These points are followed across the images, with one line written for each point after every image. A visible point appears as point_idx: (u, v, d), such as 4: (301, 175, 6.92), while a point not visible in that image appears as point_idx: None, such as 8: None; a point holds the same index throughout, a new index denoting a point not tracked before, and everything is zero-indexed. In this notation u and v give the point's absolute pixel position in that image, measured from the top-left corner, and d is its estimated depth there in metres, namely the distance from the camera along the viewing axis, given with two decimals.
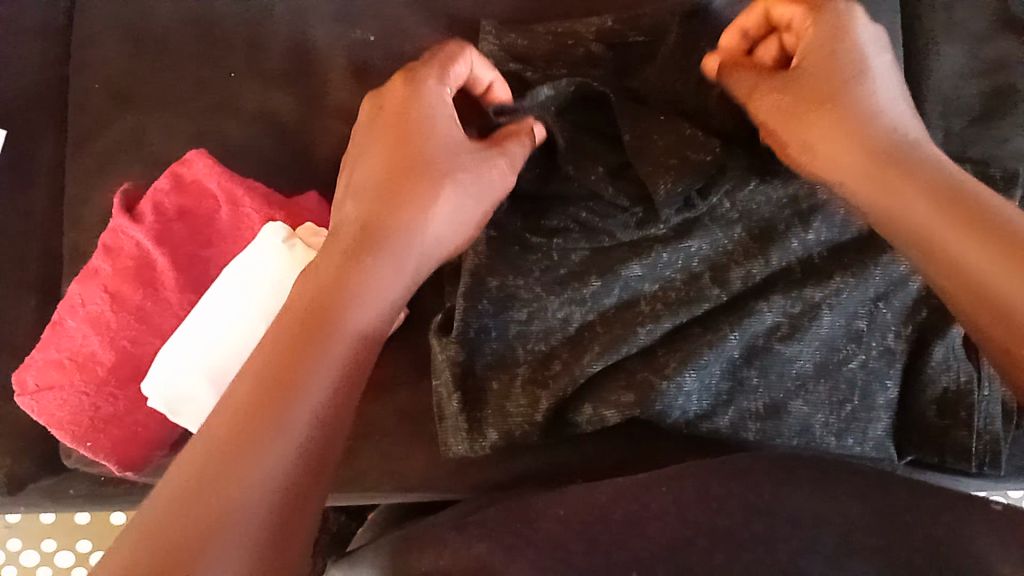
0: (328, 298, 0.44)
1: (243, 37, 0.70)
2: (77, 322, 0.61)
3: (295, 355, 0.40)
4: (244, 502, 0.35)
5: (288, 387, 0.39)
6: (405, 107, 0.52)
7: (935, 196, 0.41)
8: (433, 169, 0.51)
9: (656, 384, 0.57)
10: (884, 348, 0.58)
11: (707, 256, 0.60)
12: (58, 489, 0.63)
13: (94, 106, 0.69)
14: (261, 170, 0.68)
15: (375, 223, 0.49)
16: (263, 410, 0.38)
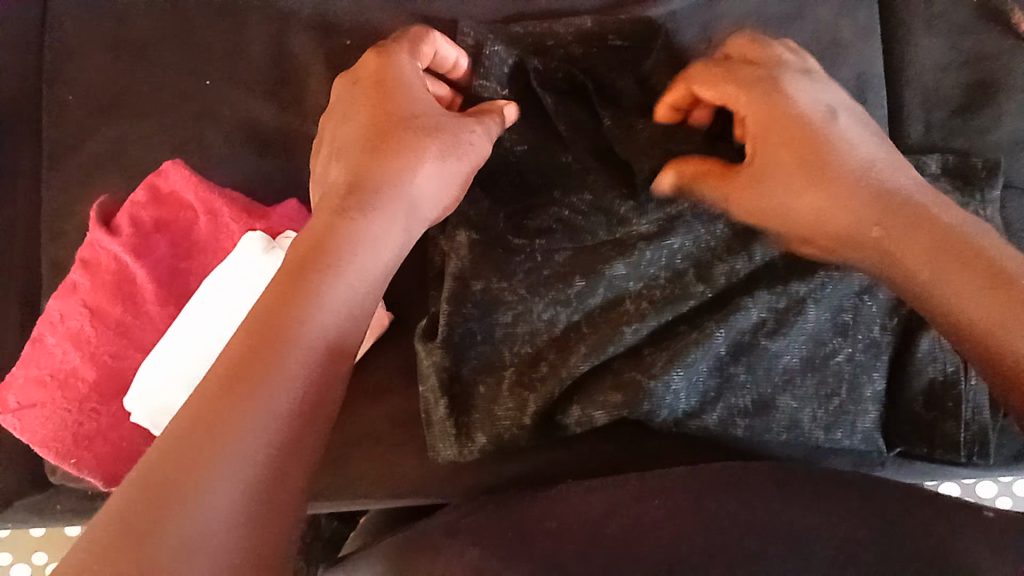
0: (304, 268, 0.41)
1: (218, 43, 0.70)
2: (58, 338, 0.61)
3: (268, 330, 0.38)
4: (216, 479, 0.32)
5: (265, 363, 0.36)
6: (386, 74, 0.52)
7: (955, 258, 0.41)
8: (412, 133, 0.49)
9: (644, 384, 0.55)
10: (870, 341, 0.56)
11: (689, 252, 0.56)
12: (47, 503, 0.70)
13: (74, 118, 0.69)
14: (244, 180, 0.69)
15: (362, 182, 0.47)
16: (233, 384, 0.35)
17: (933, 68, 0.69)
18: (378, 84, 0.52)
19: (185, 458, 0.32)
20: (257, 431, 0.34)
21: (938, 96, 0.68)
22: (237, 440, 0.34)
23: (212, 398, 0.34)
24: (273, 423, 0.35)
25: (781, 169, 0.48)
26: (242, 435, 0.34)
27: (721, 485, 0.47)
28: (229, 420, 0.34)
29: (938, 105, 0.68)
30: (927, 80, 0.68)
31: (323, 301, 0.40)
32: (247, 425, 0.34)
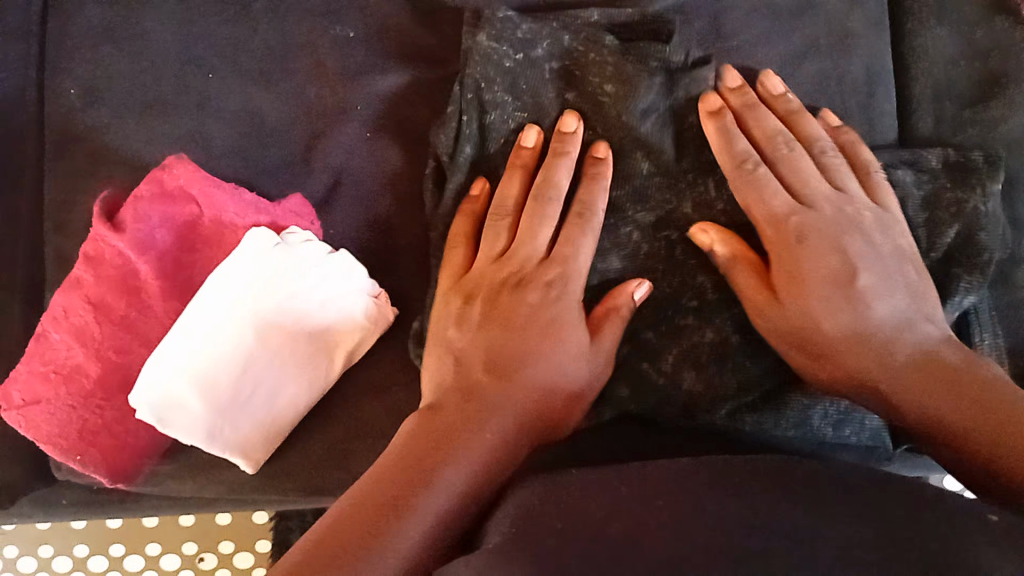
0: (478, 399, 0.50)
1: (223, 36, 0.70)
2: (61, 334, 0.61)
3: (440, 436, 0.48)
4: (416, 518, 0.44)
5: (447, 452, 0.47)
6: (515, 263, 0.57)
7: (963, 400, 0.47)
8: (564, 317, 0.55)
9: (652, 378, 0.58)
10: None
11: (689, 241, 0.60)
12: (51, 497, 0.71)
13: (75, 109, 0.69)
14: (246, 170, 0.68)
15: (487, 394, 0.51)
16: (416, 464, 0.46)
17: (943, 61, 0.68)
18: (516, 263, 0.57)
19: (389, 502, 0.44)
20: (444, 492, 0.45)
21: (951, 87, 0.67)
22: (426, 500, 0.44)
23: (402, 468, 0.46)
24: (454, 494, 0.46)
25: (801, 283, 0.53)
26: (429, 496, 0.45)
27: (716, 473, 0.45)
28: (417, 484, 0.45)
29: (949, 96, 0.67)
30: (938, 72, 0.68)
31: (451, 466, 0.46)
32: (434, 489, 0.45)
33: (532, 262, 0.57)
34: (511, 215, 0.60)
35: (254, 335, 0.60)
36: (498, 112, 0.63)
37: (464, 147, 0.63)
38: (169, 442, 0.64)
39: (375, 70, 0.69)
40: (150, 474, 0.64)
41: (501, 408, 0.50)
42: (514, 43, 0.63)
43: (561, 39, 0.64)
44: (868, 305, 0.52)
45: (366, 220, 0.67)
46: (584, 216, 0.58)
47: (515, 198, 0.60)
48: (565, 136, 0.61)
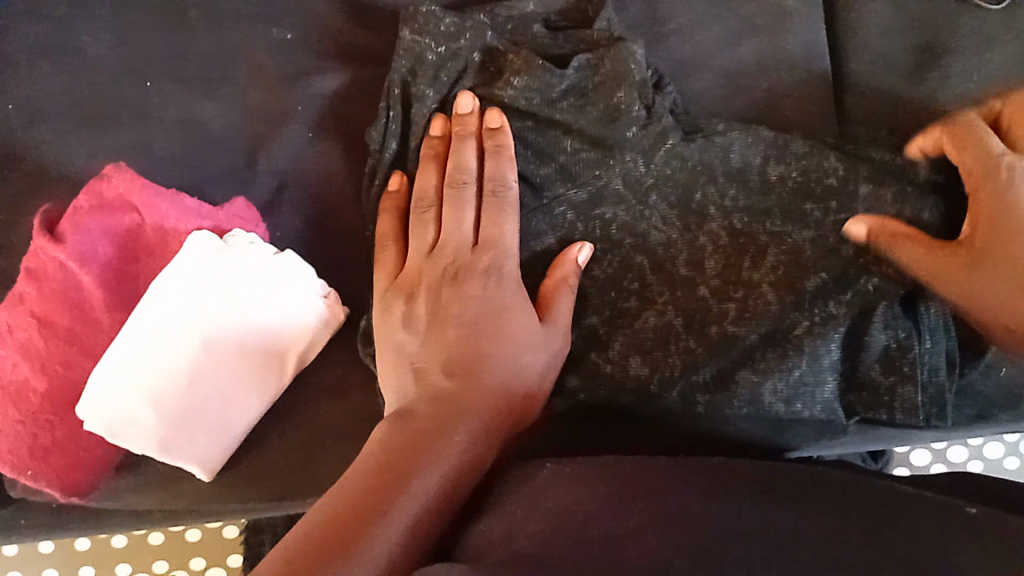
0: (448, 401, 0.50)
1: (161, 44, 0.69)
2: (6, 350, 0.60)
3: (413, 439, 0.48)
4: (396, 516, 0.43)
5: (420, 453, 0.47)
6: (445, 257, 0.57)
7: None
8: (510, 307, 0.55)
9: (601, 367, 0.60)
10: (827, 314, 0.57)
11: (623, 222, 0.62)
12: (10, 520, 0.70)
13: (9, 126, 0.68)
14: (187, 182, 0.66)
15: (457, 395, 0.51)
16: (391, 466, 0.46)
17: (879, 34, 0.70)
18: (448, 254, 0.58)
19: (369, 503, 0.44)
20: (421, 490, 0.45)
21: (887, 60, 0.69)
22: (405, 500, 0.44)
23: (378, 472, 0.46)
24: (430, 494, 0.45)
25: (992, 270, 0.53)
26: (406, 494, 0.45)
27: (688, 479, 0.46)
28: (392, 485, 0.45)
29: (886, 69, 0.69)
30: (875, 45, 0.70)
31: (426, 470, 0.46)
32: (410, 489, 0.45)
33: (463, 250, 0.57)
34: (434, 203, 0.60)
35: (203, 346, 0.60)
36: (418, 104, 0.64)
37: (390, 142, 0.64)
38: (123, 456, 0.63)
39: (317, 70, 0.69)
40: (107, 489, 0.63)
41: (469, 412, 0.50)
42: (436, 35, 0.65)
43: (482, 33, 0.65)
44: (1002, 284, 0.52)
45: (316, 222, 0.67)
46: (495, 193, 0.59)
47: (434, 189, 0.60)
48: (471, 122, 0.61)
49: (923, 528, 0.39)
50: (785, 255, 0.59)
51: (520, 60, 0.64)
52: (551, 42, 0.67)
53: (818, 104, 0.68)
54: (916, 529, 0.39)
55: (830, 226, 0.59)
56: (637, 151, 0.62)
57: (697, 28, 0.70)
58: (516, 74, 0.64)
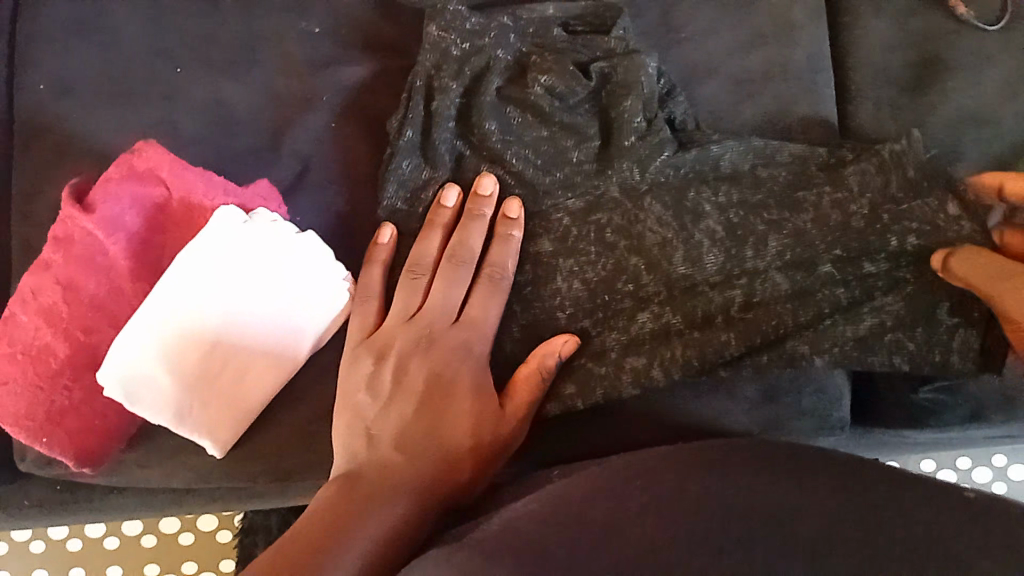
0: (405, 449, 0.54)
1: (192, 29, 0.72)
2: (29, 315, 0.61)
3: (372, 477, 0.52)
4: (357, 538, 0.47)
5: (380, 492, 0.51)
6: (426, 323, 0.61)
7: None
8: (470, 362, 0.60)
9: (596, 370, 0.62)
10: (862, 276, 0.62)
11: (619, 226, 0.65)
12: (16, 494, 0.70)
13: (41, 105, 0.70)
14: (213, 160, 0.69)
15: (408, 447, 0.54)
16: (347, 501, 0.50)
17: (881, 49, 0.73)
18: (425, 323, 0.61)
19: (327, 527, 0.47)
20: (378, 520, 0.48)
21: (888, 75, 0.72)
22: (360, 524, 0.48)
23: (337, 506, 0.49)
24: (388, 520, 0.49)
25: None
26: (362, 520, 0.48)
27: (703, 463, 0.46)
28: (349, 515, 0.48)
29: (886, 81, 0.72)
30: (877, 58, 0.73)
31: (375, 515, 0.49)
32: (367, 518, 0.48)
33: (442, 324, 0.61)
34: (427, 271, 0.63)
35: (215, 330, 0.61)
36: (442, 96, 0.67)
37: (407, 129, 0.66)
38: (137, 427, 0.64)
39: (341, 63, 0.72)
40: (118, 460, 0.64)
41: (426, 459, 0.54)
42: (462, 33, 0.68)
43: (504, 37, 0.69)
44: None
45: (332, 208, 0.68)
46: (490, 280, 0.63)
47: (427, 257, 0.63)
48: (477, 208, 0.64)
49: (932, 496, 0.40)
50: (787, 242, 0.63)
51: (546, 64, 0.67)
52: (569, 45, 0.70)
53: (820, 114, 0.71)
54: (922, 498, 0.40)
55: (827, 209, 0.63)
56: (634, 160, 0.65)
57: (708, 35, 0.73)
58: (542, 73, 0.67)
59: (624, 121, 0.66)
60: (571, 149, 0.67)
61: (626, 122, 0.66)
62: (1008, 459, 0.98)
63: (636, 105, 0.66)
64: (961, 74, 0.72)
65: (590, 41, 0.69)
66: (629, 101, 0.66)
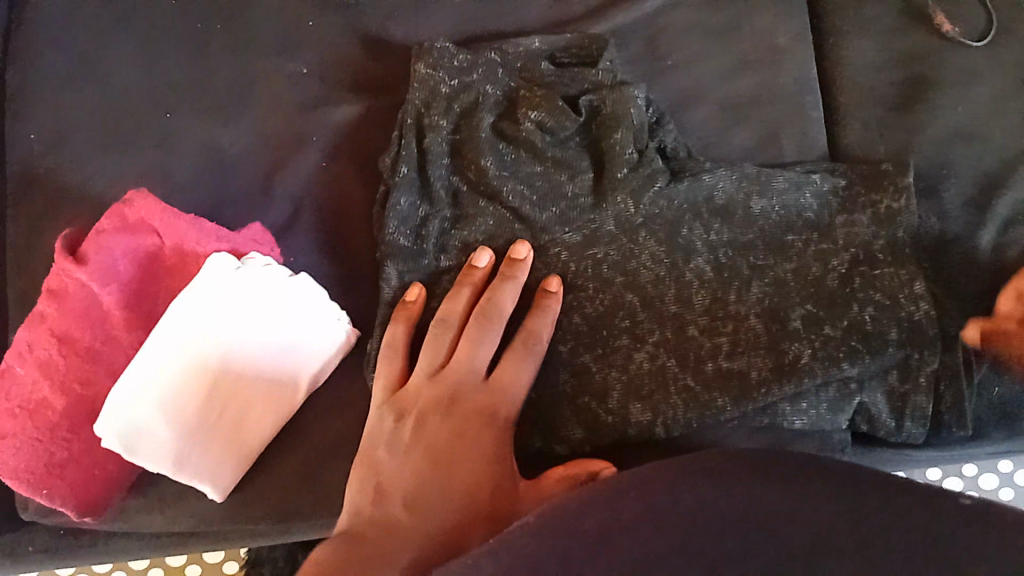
0: (413, 502, 0.54)
1: (182, 76, 0.73)
2: (27, 368, 0.62)
3: (382, 526, 0.52)
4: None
5: (384, 549, 0.50)
6: (450, 380, 0.60)
7: None
8: (484, 404, 0.60)
9: (601, 417, 0.63)
10: (860, 322, 0.62)
11: (615, 261, 0.65)
12: (20, 542, 0.70)
13: (33, 155, 0.71)
14: (205, 204, 0.69)
15: (418, 501, 0.54)
16: (349, 557, 0.50)
17: (868, 69, 0.73)
18: (451, 380, 0.60)
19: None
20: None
21: (876, 95, 0.72)
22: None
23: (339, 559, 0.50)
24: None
25: None
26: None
27: None
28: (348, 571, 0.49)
29: (874, 102, 0.72)
30: (864, 80, 0.73)
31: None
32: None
33: (467, 381, 0.60)
34: (455, 329, 0.62)
35: (209, 382, 0.61)
36: (432, 134, 0.67)
37: (401, 166, 0.67)
38: (137, 474, 0.64)
39: (329, 102, 0.73)
40: (120, 507, 0.64)
41: (434, 512, 0.53)
42: (450, 71, 0.69)
43: (491, 72, 0.70)
44: None
45: (326, 248, 0.69)
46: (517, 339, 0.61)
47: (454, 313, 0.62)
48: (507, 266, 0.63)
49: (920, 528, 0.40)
50: (772, 286, 0.64)
51: (534, 100, 0.68)
52: (557, 79, 0.70)
53: (810, 137, 0.71)
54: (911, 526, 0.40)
55: (813, 258, 0.64)
56: (632, 190, 0.65)
57: (695, 63, 0.73)
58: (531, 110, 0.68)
59: (615, 155, 0.66)
60: (565, 184, 0.67)
61: (618, 155, 0.66)
62: (1014, 463, 0.98)
63: (625, 138, 0.66)
64: (950, 89, 0.71)
65: (576, 75, 0.70)
66: (620, 134, 0.67)
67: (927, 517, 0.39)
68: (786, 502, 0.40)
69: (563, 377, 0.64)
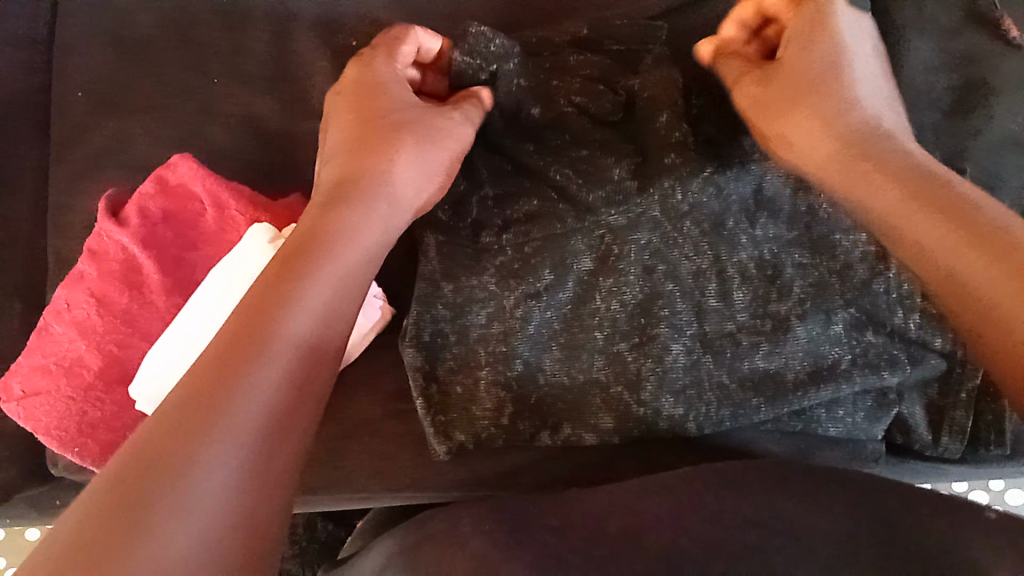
0: (291, 253, 0.48)
1: (226, 43, 0.75)
2: (64, 327, 0.64)
3: (236, 348, 0.41)
4: (194, 510, 0.35)
5: (281, 282, 0.45)
6: (348, 101, 0.61)
7: (902, 186, 0.47)
8: (341, 233, 0.51)
9: (632, 410, 0.62)
10: (902, 327, 0.58)
11: (656, 248, 0.62)
12: (46, 501, 0.71)
13: (79, 115, 0.75)
14: (243, 173, 0.74)
15: (316, 231, 0.50)
16: (159, 464, 0.35)
17: (924, 71, 0.71)
18: (337, 132, 0.60)
19: (130, 514, 0.33)
20: (246, 410, 0.39)
21: (931, 99, 0.70)
22: (205, 472, 0.36)
23: (144, 463, 0.35)
24: (258, 414, 0.39)
25: (772, 108, 0.57)
26: (206, 461, 0.36)
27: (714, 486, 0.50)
28: (169, 476, 0.35)
29: (928, 105, 0.70)
30: (920, 82, 0.71)
31: (273, 357, 0.42)
32: (218, 442, 0.37)
33: (355, 109, 0.60)
34: (342, 87, 0.63)
35: None
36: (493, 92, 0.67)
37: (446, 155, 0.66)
38: None
39: None
40: None
41: (317, 223, 0.51)
42: (485, 57, 0.67)
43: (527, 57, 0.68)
44: (853, 116, 0.53)
45: None
46: (429, 131, 0.60)
47: (381, 114, 0.59)
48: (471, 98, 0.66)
49: (954, 559, 0.40)
50: (813, 289, 0.60)
51: (574, 86, 0.67)
52: (591, 63, 0.69)
53: None
54: (944, 559, 0.40)
55: (861, 259, 0.59)
56: (675, 176, 0.60)
57: None
58: (574, 98, 0.67)
59: (657, 133, 0.62)
60: (609, 165, 0.63)
61: (662, 134, 0.62)
62: None
63: (668, 121, 0.62)
64: (1010, 97, 0.70)
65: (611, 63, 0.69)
66: (670, 111, 0.63)
67: (932, 538, 0.42)
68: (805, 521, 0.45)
69: (597, 364, 0.63)
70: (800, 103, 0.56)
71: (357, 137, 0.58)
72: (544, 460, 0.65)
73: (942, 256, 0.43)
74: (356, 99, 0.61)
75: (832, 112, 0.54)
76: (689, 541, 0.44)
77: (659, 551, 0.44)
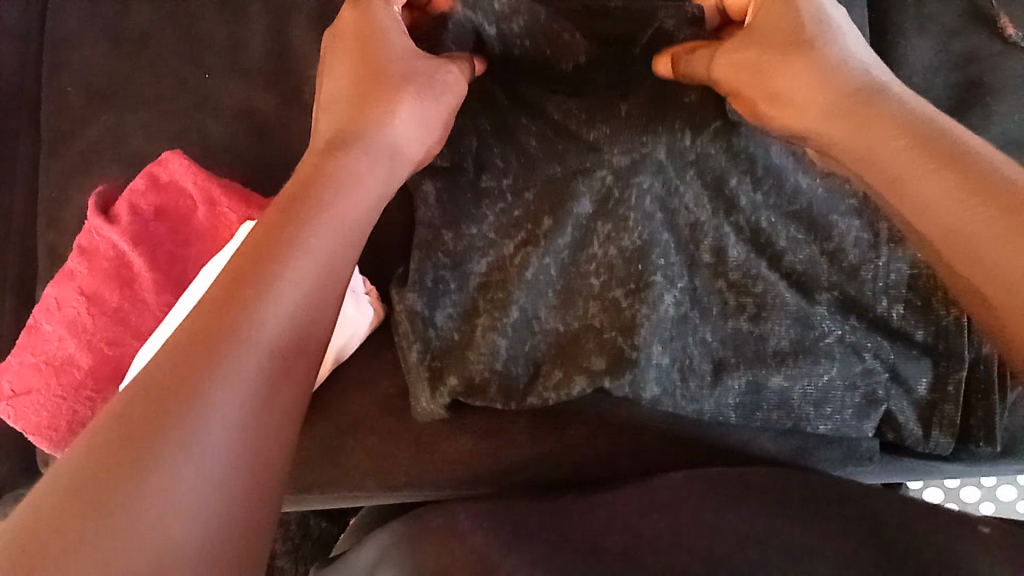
0: (285, 204, 0.46)
1: (220, 37, 0.75)
2: (54, 325, 0.64)
3: (219, 309, 0.39)
4: (176, 486, 0.34)
5: (274, 233, 0.44)
6: (350, 40, 0.60)
7: (912, 139, 0.43)
8: (339, 186, 0.49)
9: (625, 354, 0.59)
10: (883, 314, 0.58)
11: (657, 195, 0.59)
12: None
13: (72, 109, 0.75)
14: (238, 169, 0.73)
15: (312, 182, 0.49)
16: (142, 429, 0.34)
17: (924, 71, 0.71)
18: (331, 84, 0.59)
19: (105, 494, 0.32)
20: (231, 378, 0.37)
21: (930, 96, 0.70)
22: (189, 444, 0.35)
23: (124, 433, 0.34)
24: (252, 380, 0.38)
25: (760, 62, 0.53)
26: (196, 433, 0.35)
27: (716, 493, 0.49)
28: (146, 449, 0.34)
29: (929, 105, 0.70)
30: (919, 81, 0.71)
31: (264, 317, 0.40)
32: (201, 411, 0.36)
33: (355, 54, 0.59)
34: (337, 31, 0.61)
35: None
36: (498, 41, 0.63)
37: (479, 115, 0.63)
38: None
39: None
40: None
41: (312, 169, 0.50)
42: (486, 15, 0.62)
43: (539, 16, 0.62)
44: (847, 67, 0.50)
45: None
46: (430, 84, 0.58)
47: (380, 62, 0.58)
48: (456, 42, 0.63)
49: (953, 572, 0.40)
50: (802, 267, 0.59)
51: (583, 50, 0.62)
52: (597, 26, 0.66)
53: None
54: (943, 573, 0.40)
55: (851, 243, 0.58)
56: (684, 123, 0.58)
57: None
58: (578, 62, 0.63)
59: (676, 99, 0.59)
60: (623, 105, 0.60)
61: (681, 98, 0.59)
62: None
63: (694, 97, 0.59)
64: (1012, 95, 0.69)
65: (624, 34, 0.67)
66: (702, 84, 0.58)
67: (927, 550, 0.42)
68: (801, 534, 0.45)
69: (593, 312, 0.61)
70: (788, 62, 0.52)
71: (362, 83, 0.57)
72: (534, 455, 0.65)
73: (925, 190, 0.41)
74: (357, 40, 0.59)
75: (828, 66, 0.50)
76: (686, 548, 0.44)
77: (663, 565, 0.43)
